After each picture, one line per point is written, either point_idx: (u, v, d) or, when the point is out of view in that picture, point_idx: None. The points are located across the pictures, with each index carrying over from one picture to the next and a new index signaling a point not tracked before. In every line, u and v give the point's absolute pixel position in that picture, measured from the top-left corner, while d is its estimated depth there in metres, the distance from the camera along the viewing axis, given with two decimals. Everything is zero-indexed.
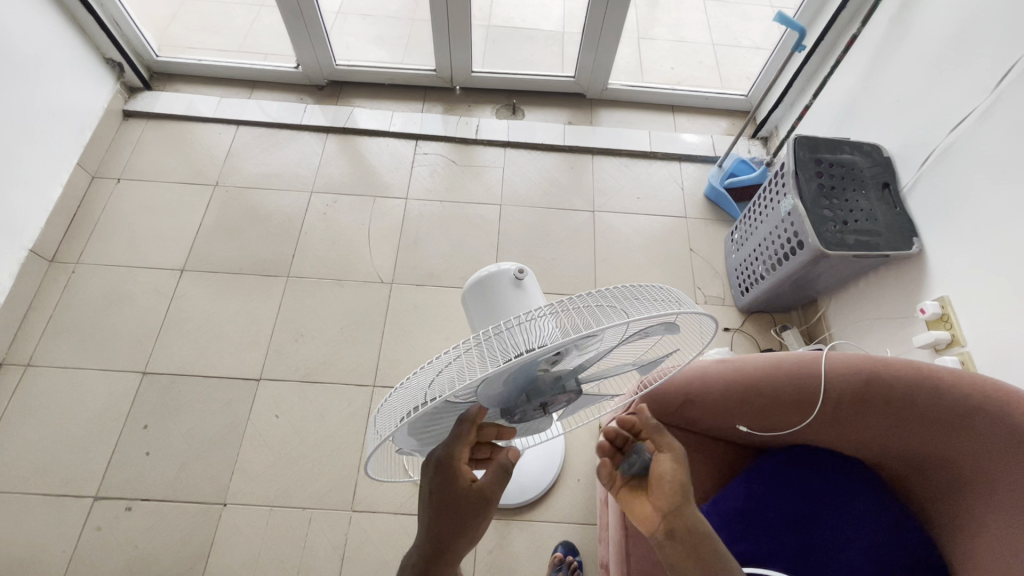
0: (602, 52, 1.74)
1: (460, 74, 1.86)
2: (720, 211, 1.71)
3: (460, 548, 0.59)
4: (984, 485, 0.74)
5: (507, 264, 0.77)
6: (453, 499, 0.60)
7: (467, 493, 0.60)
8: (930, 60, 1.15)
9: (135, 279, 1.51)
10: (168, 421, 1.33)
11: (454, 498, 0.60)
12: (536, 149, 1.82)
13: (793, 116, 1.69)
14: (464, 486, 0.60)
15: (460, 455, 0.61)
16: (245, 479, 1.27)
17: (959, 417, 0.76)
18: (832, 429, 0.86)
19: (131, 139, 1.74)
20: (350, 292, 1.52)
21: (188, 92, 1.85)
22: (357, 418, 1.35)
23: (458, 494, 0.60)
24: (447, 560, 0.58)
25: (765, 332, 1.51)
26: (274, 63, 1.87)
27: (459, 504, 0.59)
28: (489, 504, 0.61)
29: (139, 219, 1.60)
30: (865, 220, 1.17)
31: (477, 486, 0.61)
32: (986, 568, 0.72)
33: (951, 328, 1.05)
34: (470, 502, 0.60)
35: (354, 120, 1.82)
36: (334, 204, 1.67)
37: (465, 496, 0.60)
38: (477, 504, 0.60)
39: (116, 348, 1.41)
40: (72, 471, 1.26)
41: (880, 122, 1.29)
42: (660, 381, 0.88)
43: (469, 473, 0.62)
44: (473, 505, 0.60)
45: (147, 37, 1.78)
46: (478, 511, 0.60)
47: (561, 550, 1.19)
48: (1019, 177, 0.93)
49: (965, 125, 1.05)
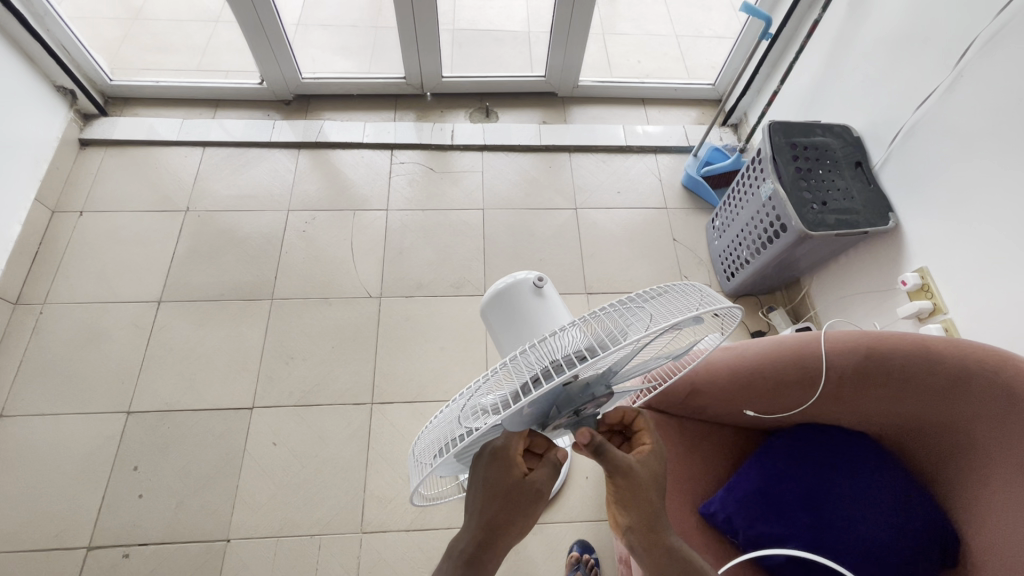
0: (572, 50, 1.75)
1: (430, 81, 1.85)
2: (699, 199, 1.74)
3: (508, 534, 0.61)
4: (985, 447, 0.76)
5: (526, 274, 0.79)
6: (507, 487, 0.61)
7: (520, 482, 0.61)
8: (891, 40, 1.20)
9: (109, 314, 1.45)
10: (159, 460, 1.28)
11: (508, 486, 0.61)
12: (513, 150, 1.81)
13: (762, 103, 1.74)
14: (518, 478, 0.61)
15: (516, 446, 0.62)
16: (248, 512, 1.23)
17: (955, 382, 0.78)
18: (835, 406, 0.88)
19: (91, 169, 1.66)
20: (338, 310, 1.49)
21: (147, 116, 1.78)
22: (359, 437, 1.32)
23: (512, 483, 0.61)
24: (495, 545, 0.60)
25: (753, 314, 1.55)
26: (237, 81, 1.82)
27: (516, 494, 0.60)
28: (541, 496, 0.61)
29: (108, 251, 1.53)
30: (844, 199, 1.21)
31: (530, 478, 0.61)
32: (994, 529, 0.73)
33: (933, 297, 1.08)
34: (524, 492, 0.61)
35: (325, 134, 1.78)
36: (313, 221, 1.63)
37: (519, 485, 0.61)
38: (531, 495, 0.61)
39: (96, 389, 1.35)
40: (60, 523, 1.20)
41: (847, 102, 1.34)
42: (692, 361, 0.86)
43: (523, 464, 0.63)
44: (526, 494, 0.61)
45: (98, 61, 1.71)
46: (530, 501, 0.61)
47: (577, 549, 1.20)
48: (985, 148, 0.98)
49: (931, 102, 1.09)
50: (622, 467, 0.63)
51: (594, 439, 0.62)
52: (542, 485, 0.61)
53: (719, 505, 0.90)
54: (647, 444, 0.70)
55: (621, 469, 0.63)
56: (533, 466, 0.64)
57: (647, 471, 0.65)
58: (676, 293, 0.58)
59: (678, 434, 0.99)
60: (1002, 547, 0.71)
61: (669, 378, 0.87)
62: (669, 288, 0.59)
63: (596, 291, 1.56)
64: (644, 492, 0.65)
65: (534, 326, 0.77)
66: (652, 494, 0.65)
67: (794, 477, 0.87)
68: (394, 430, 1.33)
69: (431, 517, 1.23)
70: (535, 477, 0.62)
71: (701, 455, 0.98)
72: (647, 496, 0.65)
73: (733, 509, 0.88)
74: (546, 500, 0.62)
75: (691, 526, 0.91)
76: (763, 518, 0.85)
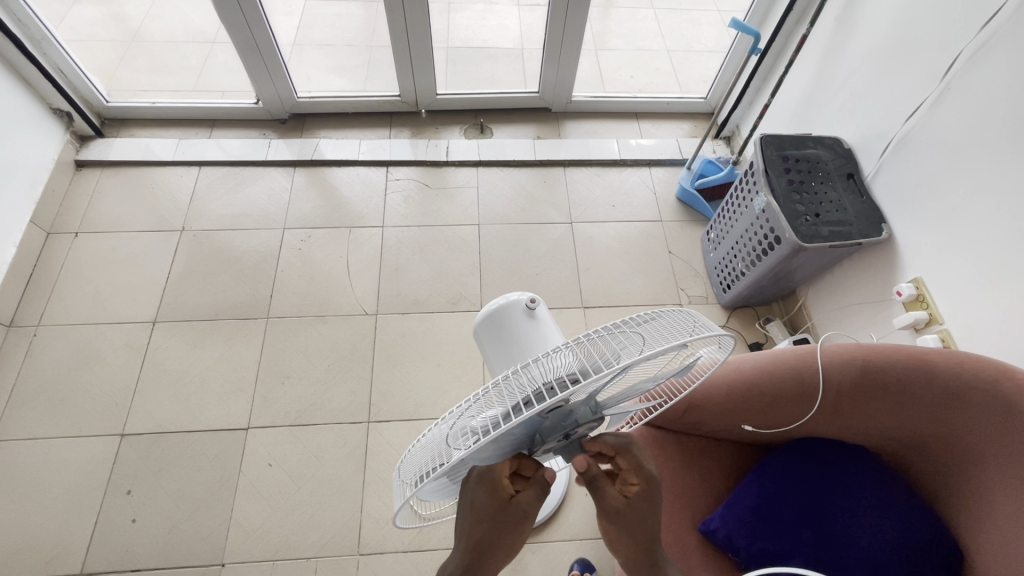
0: (565, 66, 1.77)
1: (425, 97, 1.86)
2: (693, 212, 1.75)
3: (497, 555, 0.60)
4: (984, 460, 0.75)
5: (520, 295, 0.81)
6: (494, 511, 0.60)
7: (506, 504, 0.60)
8: (878, 53, 1.21)
9: (104, 335, 1.44)
10: (154, 483, 1.26)
11: (494, 509, 0.60)
12: (507, 166, 1.82)
13: (753, 116, 1.76)
14: (504, 500, 0.60)
15: (501, 469, 0.61)
16: (244, 535, 1.21)
17: (951, 396, 0.78)
18: (833, 419, 0.88)
19: (87, 190, 1.67)
20: (334, 328, 1.49)
21: (143, 137, 1.79)
22: (356, 456, 1.31)
23: (498, 506, 0.60)
24: (483, 567, 0.60)
25: (750, 326, 1.54)
26: (233, 101, 1.83)
27: (503, 516, 0.60)
28: (527, 518, 0.60)
29: (103, 272, 1.53)
30: (836, 211, 1.21)
31: (516, 500, 0.60)
32: (994, 542, 0.72)
33: (928, 307, 1.08)
34: (510, 515, 0.60)
35: (321, 152, 1.79)
36: (309, 238, 1.63)
37: (505, 508, 0.60)
38: (516, 517, 0.60)
39: (89, 411, 1.34)
40: (52, 549, 1.18)
41: (837, 115, 1.35)
42: (699, 378, 0.80)
43: (510, 485, 0.62)
44: (512, 517, 0.60)
45: (95, 83, 1.73)
46: (517, 524, 0.60)
47: (577, 567, 1.18)
48: (977, 157, 0.98)
49: (920, 114, 1.10)
50: (606, 506, 0.63)
51: (588, 469, 0.63)
52: (528, 507, 0.60)
53: (719, 522, 0.88)
54: (635, 484, 0.64)
55: (605, 507, 0.63)
56: (520, 487, 0.63)
57: (634, 511, 0.62)
58: (667, 318, 0.59)
59: (675, 449, 0.99)
60: (1006, 560, 0.70)
61: (676, 395, 0.82)
62: (662, 313, 0.60)
63: (592, 305, 1.56)
64: (634, 529, 0.63)
65: (526, 346, 0.79)
66: (644, 529, 0.63)
67: (794, 491, 0.86)
68: (391, 448, 1.32)
69: (429, 537, 1.22)
70: (522, 499, 0.60)
71: (700, 470, 0.98)
72: (636, 532, 0.63)
73: (733, 524, 0.87)
74: (532, 519, 0.61)
75: (691, 543, 0.90)
76: (763, 535, 0.84)
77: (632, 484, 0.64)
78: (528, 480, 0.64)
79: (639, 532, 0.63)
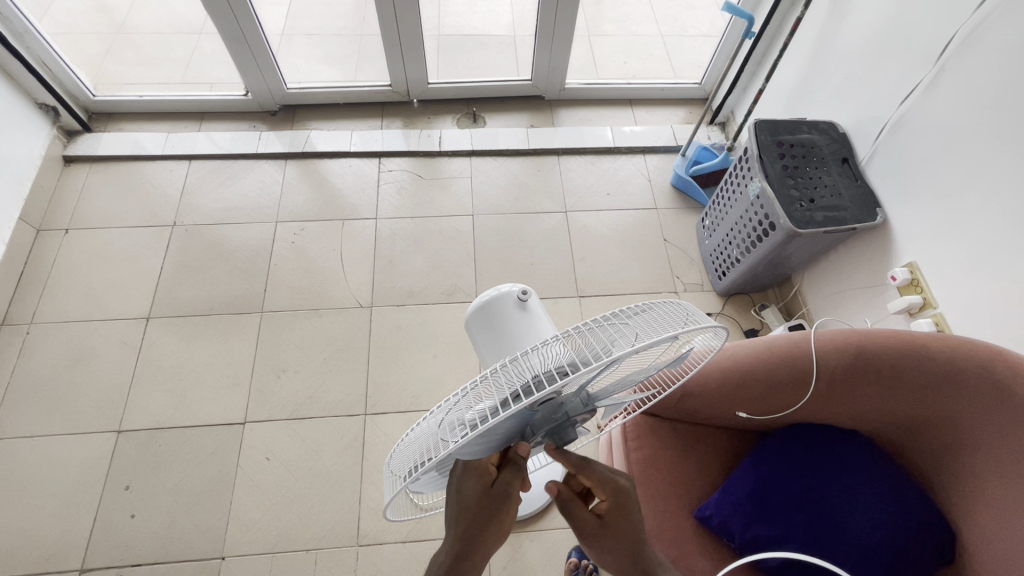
0: (558, 53, 1.75)
1: (417, 87, 1.84)
2: (688, 199, 1.74)
3: (487, 545, 0.60)
4: (975, 444, 0.76)
5: (511, 287, 0.82)
6: (478, 495, 0.61)
7: (489, 487, 0.62)
8: (873, 37, 1.20)
9: (97, 332, 1.43)
10: (152, 479, 1.26)
11: (479, 492, 0.61)
12: (501, 155, 1.81)
13: (748, 102, 1.75)
14: (487, 484, 0.62)
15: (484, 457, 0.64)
16: (243, 528, 1.22)
17: (946, 379, 0.78)
18: (828, 405, 0.88)
19: (76, 186, 1.65)
20: (329, 321, 1.48)
21: (131, 131, 1.77)
22: (354, 448, 1.31)
23: (481, 492, 0.61)
24: (472, 554, 0.59)
25: (746, 313, 1.55)
26: (222, 93, 1.81)
27: (485, 501, 0.61)
28: (509, 500, 0.61)
29: (95, 268, 1.52)
30: (831, 197, 1.20)
31: (499, 482, 0.62)
32: (989, 525, 0.73)
33: (922, 291, 1.08)
34: (492, 497, 0.61)
35: (312, 144, 1.77)
36: (302, 232, 1.62)
37: (489, 491, 0.61)
38: (498, 499, 0.61)
39: (85, 409, 1.33)
40: (51, 546, 1.18)
41: (832, 100, 1.34)
42: (694, 366, 0.79)
43: (494, 471, 0.64)
44: (493, 499, 0.61)
45: (81, 77, 1.70)
46: (499, 507, 0.61)
47: (575, 554, 1.19)
48: (971, 142, 0.97)
49: (914, 97, 1.09)
50: (582, 525, 0.68)
51: (559, 493, 0.70)
52: (510, 487, 0.61)
53: (715, 508, 0.89)
54: (604, 499, 0.69)
55: (582, 531, 0.68)
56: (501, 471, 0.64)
57: (608, 529, 0.67)
58: (660, 310, 0.60)
59: (670, 437, 0.99)
60: (1002, 542, 0.70)
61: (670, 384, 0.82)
62: (653, 305, 0.60)
63: (588, 294, 1.56)
64: (611, 546, 0.65)
65: (519, 338, 0.79)
66: (625, 542, 0.65)
67: (790, 476, 0.86)
68: (388, 441, 1.32)
69: (428, 528, 1.22)
70: (503, 481, 0.62)
71: (695, 457, 0.98)
72: (616, 548, 0.65)
73: (728, 511, 0.87)
74: (516, 502, 0.63)
75: (687, 530, 0.90)
76: (759, 520, 0.85)
77: (602, 500, 0.69)
78: (506, 461, 0.66)
79: (620, 549, 0.65)
